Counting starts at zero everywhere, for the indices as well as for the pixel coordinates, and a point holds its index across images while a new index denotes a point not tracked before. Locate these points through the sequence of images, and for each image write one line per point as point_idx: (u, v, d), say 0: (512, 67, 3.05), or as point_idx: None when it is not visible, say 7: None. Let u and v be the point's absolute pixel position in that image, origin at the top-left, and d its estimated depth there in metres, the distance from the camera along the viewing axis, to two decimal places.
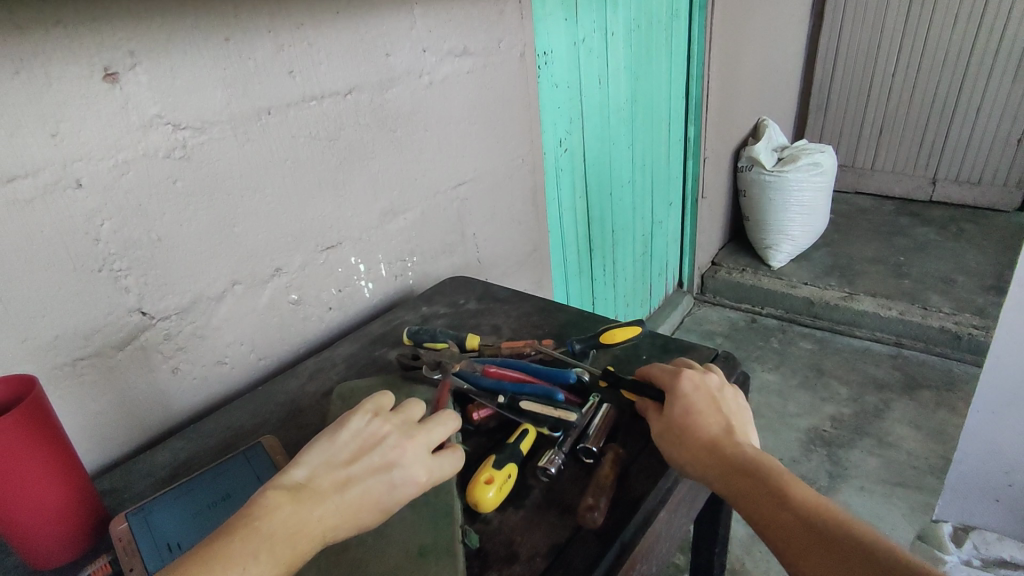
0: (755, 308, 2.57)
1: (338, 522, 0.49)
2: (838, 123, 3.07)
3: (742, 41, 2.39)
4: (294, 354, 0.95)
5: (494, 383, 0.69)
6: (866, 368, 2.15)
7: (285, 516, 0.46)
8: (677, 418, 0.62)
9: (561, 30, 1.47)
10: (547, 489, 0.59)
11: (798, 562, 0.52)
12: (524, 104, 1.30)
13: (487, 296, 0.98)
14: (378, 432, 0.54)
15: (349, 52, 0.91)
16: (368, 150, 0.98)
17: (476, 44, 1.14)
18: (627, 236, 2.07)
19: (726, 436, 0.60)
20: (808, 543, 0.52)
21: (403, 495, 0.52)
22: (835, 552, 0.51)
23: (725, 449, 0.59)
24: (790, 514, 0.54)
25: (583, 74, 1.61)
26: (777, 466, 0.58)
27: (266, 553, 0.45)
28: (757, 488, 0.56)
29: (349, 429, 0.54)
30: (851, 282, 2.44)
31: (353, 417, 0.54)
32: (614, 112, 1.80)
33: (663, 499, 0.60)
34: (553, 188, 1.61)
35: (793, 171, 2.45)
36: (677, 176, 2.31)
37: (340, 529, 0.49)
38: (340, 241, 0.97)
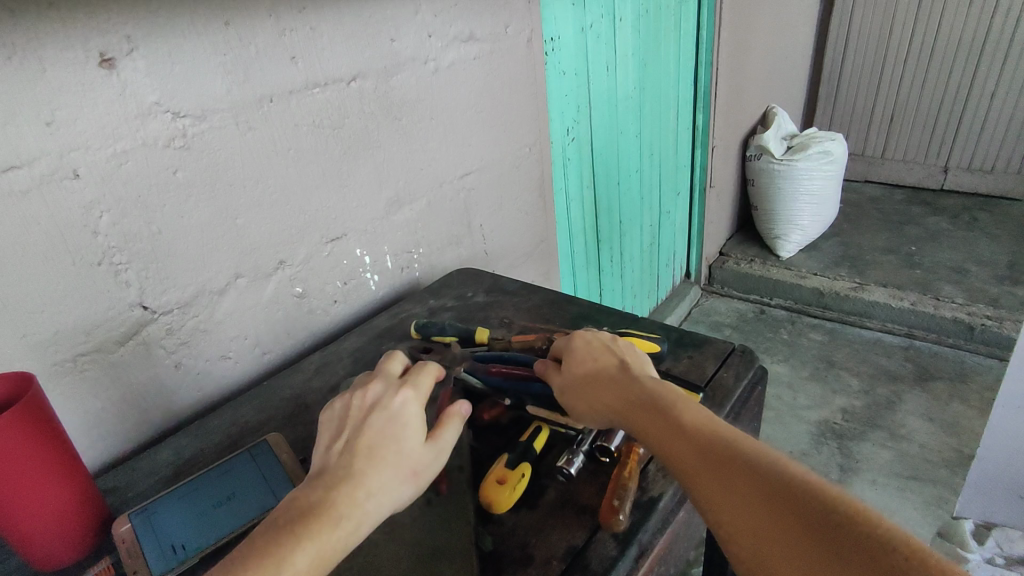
0: (763, 299, 2.54)
1: (362, 468, 0.48)
2: (848, 111, 3.02)
3: (752, 26, 2.34)
4: (299, 348, 0.93)
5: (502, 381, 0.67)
6: (877, 360, 2.12)
7: (300, 499, 0.46)
8: (579, 367, 0.62)
9: (569, 15, 1.44)
10: (563, 488, 0.57)
11: (696, 488, 0.50)
12: (531, 91, 1.27)
13: (495, 289, 0.96)
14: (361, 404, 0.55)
15: (352, 38, 0.88)
16: (373, 139, 0.95)
17: (482, 29, 1.11)
18: (634, 226, 2.04)
19: (622, 373, 0.60)
20: (701, 465, 0.50)
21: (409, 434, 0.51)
22: (727, 469, 0.49)
23: (622, 386, 0.58)
24: (681, 438, 0.52)
25: (591, 61, 1.58)
26: (670, 393, 0.56)
27: (301, 522, 0.44)
28: (652, 418, 0.55)
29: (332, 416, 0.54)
30: (862, 272, 2.40)
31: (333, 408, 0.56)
32: (621, 100, 1.77)
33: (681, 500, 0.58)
34: (560, 178, 1.58)
35: (802, 160, 2.42)
36: (684, 165, 2.27)
37: (363, 486, 0.47)
38: (345, 233, 0.95)
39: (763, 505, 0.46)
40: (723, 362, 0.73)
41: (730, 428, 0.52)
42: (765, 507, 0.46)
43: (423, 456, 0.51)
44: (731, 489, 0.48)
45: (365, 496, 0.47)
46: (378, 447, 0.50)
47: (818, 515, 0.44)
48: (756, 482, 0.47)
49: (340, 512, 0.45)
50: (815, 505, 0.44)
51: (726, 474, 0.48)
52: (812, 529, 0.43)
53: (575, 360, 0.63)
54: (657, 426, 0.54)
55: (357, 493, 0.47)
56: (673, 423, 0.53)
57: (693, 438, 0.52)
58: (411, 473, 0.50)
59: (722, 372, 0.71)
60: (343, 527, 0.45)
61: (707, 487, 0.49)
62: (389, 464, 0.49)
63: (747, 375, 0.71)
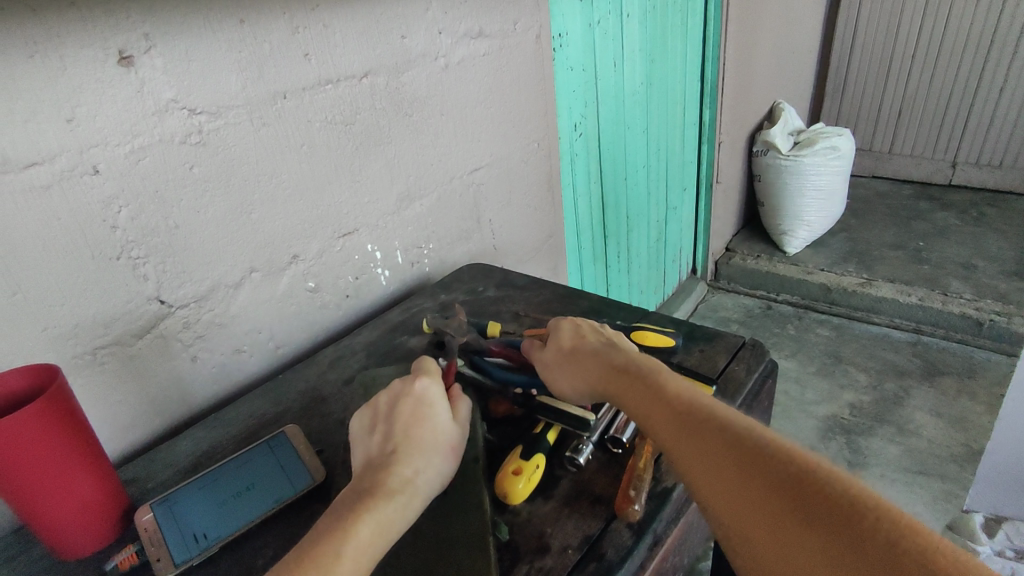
0: (770, 295, 2.53)
1: (406, 451, 0.53)
2: (855, 106, 3.01)
3: (759, 21, 2.34)
4: (312, 343, 0.94)
5: (504, 376, 0.68)
6: (884, 355, 2.12)
7: (349, 497, 0.49)
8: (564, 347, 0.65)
9: (577, 11, 1.44)
10: (576, 479, 0.58)
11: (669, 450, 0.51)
12: (540, 87, 1.28)
13: (505, 283, 0.97)
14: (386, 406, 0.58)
15: (365, 34, 0.89)
16: (384, 135, 0.96)
17: (492, 25, 1.11)
18: (641, 221, 2.05)
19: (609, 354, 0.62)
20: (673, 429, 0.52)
21: (438, 428, 0.56)
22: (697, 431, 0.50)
23: (603, 359, 0.61)
24: (656, 403, 0.54)
25: (598, 56, 1.58)
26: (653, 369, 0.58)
27: (361, 498, 0.48)
28: (636, 393, 0.56)
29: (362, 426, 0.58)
30: (869, 267, 2.40)
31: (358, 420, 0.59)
32: (629, 95, 1.77)
33: None
34: (567, 173, 1.58)
35: (809, 156, 2.42)
36: (691, 160, 2.27)
37: (405, 473, 0.51)
38: (357, 228, 0.95)
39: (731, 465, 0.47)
40: (735, 355, 0.73)
41: (713, 398, 0.53)
42: (733, 463, 0.47)
43: (454, 431, 0.56)
44: (701, 449, 0.49)
45: (412, 472, 0.52)
46: (413, 430, 0.55)
47: (796, 481, 0.44)
48: (733, 449, 0.48)
49: (393, 487, 0.50)
50: (792, 471, 0.45)
51: (704, 443, 0.49)
52: (789, 493, 0.44)
53: (563, 340, 0.66)
54: (640, 401, 0.56)
55: (403, 484, 0.51)
56: (655, 396, 0.55)
57: (673, 410, 0.53)
58: (448, 448, 0.55)
59: (733, 366, 0.72)
60: (399, 499, 0.49)
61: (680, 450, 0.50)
62: (427, 442, 0.54)
63: (758, 368, 0.72)
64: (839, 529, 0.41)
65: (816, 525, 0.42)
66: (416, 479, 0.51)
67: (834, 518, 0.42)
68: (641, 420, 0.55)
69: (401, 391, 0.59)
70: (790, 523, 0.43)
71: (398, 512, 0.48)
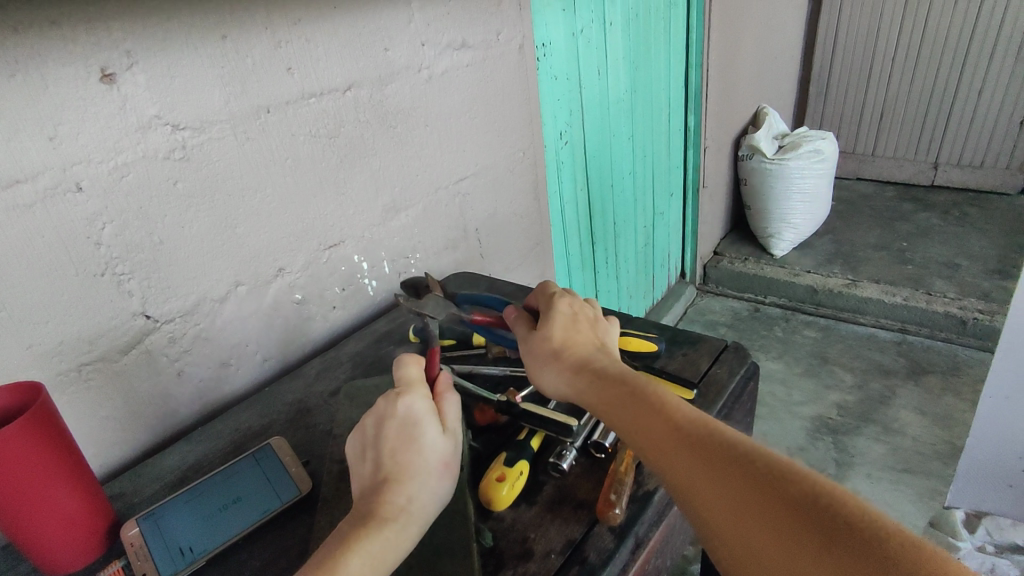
0: (758, 297, 2.56)
1: (396, 479, 0.52)
2: (838, 109, 3.06)
3: (741, 27, 2.37)
4: (300, 354, 0.94)
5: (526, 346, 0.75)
6: (870, 355, 2.15)
7: (342, 534, 0.49)
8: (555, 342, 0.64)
9: (560, 21, 1.46)
10: (560, 485, 0.59)
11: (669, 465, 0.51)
12: (524, 96, 1.29)
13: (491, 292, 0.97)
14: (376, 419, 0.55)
15: (348, 48, 0.90)
16: (369, 147, 0.97)
17: (475, 36, 1.12)
18: (628, 227, 2.06)
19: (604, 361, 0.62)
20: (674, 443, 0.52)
21: (430, 448, 0.54)
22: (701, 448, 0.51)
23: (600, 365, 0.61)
24: (657, 417, 0.54)
25: (582, 65, 1.60)
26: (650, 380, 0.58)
27: (353, 535, 0.48)
28: (633, 398, 0.57)
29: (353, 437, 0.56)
30: (854, 269, 2.43)
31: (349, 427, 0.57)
32: (613, 102, 1.79)
33: None
34: (554, 181, 1.60)
35: (794, 159, 2.45)
36: (677, 166, 2.30)
37: (397, 504, 0.51)
38: (343, 239, 0.96)
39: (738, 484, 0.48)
40: (717, 358, 0.74)
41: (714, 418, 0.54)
42: (741, 483, 0.48)
43: (446, 448, 0.54)
44: (704, 468, 0.50)
45: (406, 500, 0.51)
46: (401, 455, 0.53)
47: (803, 504, 0.45)
48: (741, 471, 0.48)
49: (385, 519, 0.49)
50: (798, 495, 0.46)
51: (710, 462, 0.49)
52: (791, 510, 0.45)
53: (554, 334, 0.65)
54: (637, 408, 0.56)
55: (396, 517, 0.50)
56: (654, 407, 0.55)
57: (676, 422, 0.53)
58: (441, 467, 0.54)
59: (716, 368, 0.73)
60: (391, 531, 0.49)
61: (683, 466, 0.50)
62: (417, 467, 0.52)
63: (740, 370, 0.73)
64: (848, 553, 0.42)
65: (824, 548, 0.43)
66: (410, 508, 0.51)
67: (832, 535, 0.43)
68: (638, 431, 0.54)
69: (385, 407, 0.55)
70: (787, 538, 0.44)
71: (392, 548, 0.49)
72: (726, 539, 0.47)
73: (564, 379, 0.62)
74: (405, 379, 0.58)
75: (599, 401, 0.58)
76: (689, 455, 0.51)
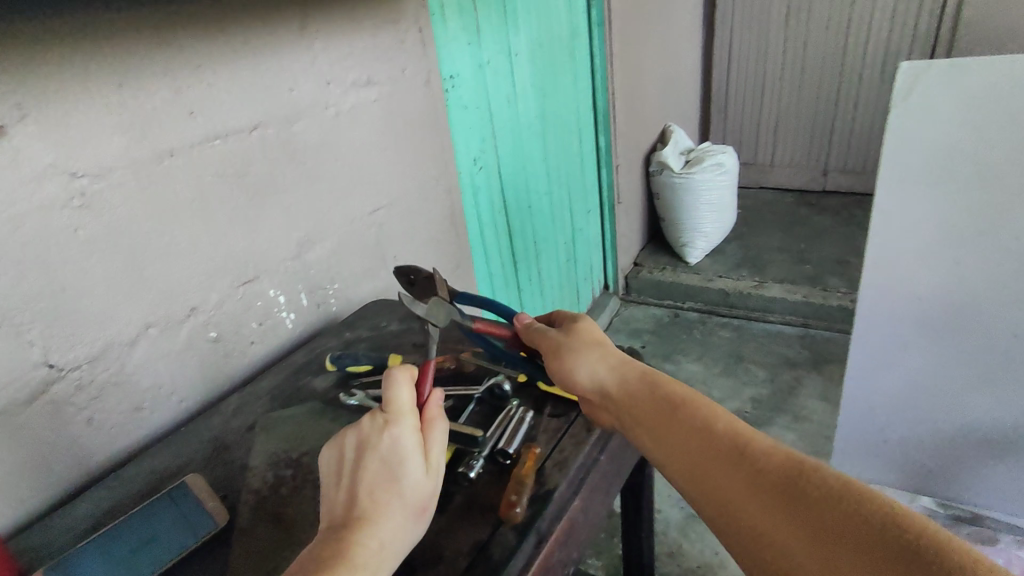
0: (676, 304, 2.71)
1: (373, 516, 0.54)
2: (738, 125, 3.30)
3: (642, 53, 2.54)
4: (218, 392, 0.95)
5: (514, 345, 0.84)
6: (779, 350, 2.32)
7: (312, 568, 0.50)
8: (585, 366, 0.72)
9: (466, 54, 1.53)
10: (467, 492, 0.63)
11: (702, 470, 0.59)
12: (433, 127, 1.35)
13: (408, 316, 1.01)
14: (363, 448, 0.57)
15: (251, 90, 0.93)
16: (279, 184, 0.99)
17: (380, 73, 1.17)
18: (549, 245, 2.15)
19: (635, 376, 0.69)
20: (703, 451, 0.60)
21: (410, 486, 0.56)
22: (726, 455, 0.58)
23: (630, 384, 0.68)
24: (686, 429, 0.62)
25: (491, 94, 1.68)
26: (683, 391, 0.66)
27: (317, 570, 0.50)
28: (663, 414, 0.64)
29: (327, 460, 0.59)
30: (760, 271, 2.62)
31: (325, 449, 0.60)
32: (525, 128, 1.88)
33: (577, 489, 0.65)
34: (471, 205, 1.66)
35: (699, 173, 2.63)
36: (592, 184, 2.42)
37: (371, 542, 0.53)
38: (257, 275, 0.98)
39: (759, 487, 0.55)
40: None
41: (740, 427, 0.60)
42: (763, 486, 0.54)
43: (425, 490, 0.57)
44: (731, 473, 0.57)
45: (378, 541, 0.53)
46: (381, 494, 0.55)
47: (817, 497, 0.52)
48: (763, 476, 0.55)
49: (357, 562, 0.51)
50: (812, 489, 0.52)
51: (735, 469, 0.57)
52: (808, 503, 0.52)
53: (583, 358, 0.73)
54: (666, 420, 0.64)
55: (367, 555, 0.52)
56: (687, 420, 0.62)
57: (701, 431, 0.61)
58: (417, 507, 0.56)
59: None
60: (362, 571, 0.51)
61: (714, 472, 0.58)
62: (394, 507, 0.55)
63: None
64: (858, 536, 0.48)
65: (835, 534, 0.49)
66: (382, 546, 0.53)
67: (840, 522, 0.49)
68: (673, 443, 0.62)
69: (376, 439, 0.57)
70: (803, 527, 0.51)
71: None
72: (742, 534, 0.54)
73: (594, 397, 0.70)
74: (397, 405, 0.60)
75: (631, 414, 0.67)
76: (714, 460, 0.58)
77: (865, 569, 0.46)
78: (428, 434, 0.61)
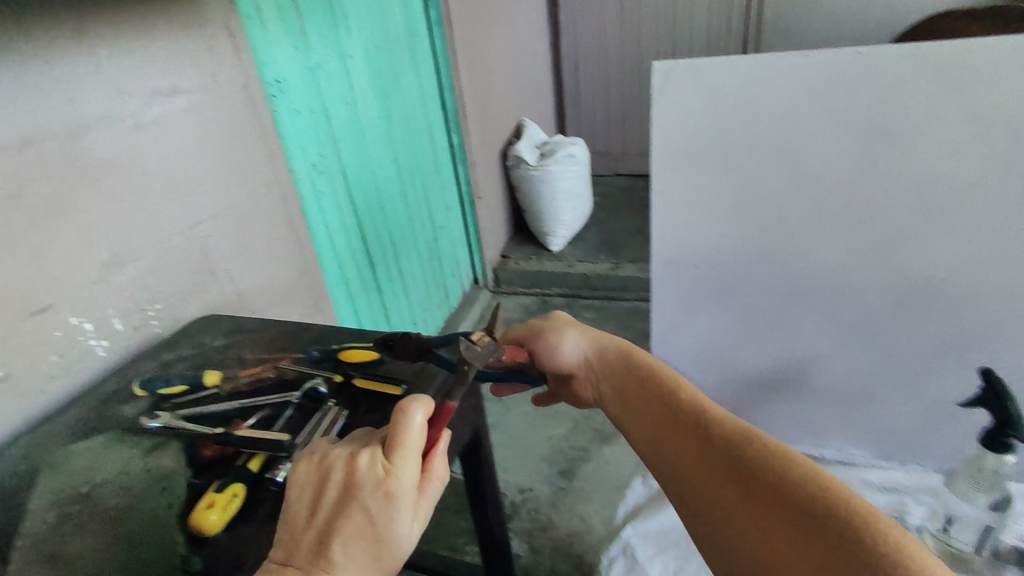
0: (543, 291, 2.83)
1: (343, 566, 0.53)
2: (589, 117, 3.50)
3: (487, 52, 2.61)
4: (14, 435, 0.86)
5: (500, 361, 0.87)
6: (635, 325, 2.51)
7: None
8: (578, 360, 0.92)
9: (292, 58, 1.50)
10: (277, 496, 0.64)
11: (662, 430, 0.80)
12: (258, 133, 1.31)
13: (234, 330, 0.99)
14: (356, 481, 0.56)
15: (19, 103, 0.85)
16: (69, 204, 0.92)
17: (187, 80, 1.12)
18: (409, 244, 2.17)
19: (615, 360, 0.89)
20: (664, 418, 0.80)
21: (390, 541, 0.55)
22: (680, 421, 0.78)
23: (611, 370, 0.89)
24: (651, 402, 0.83)
25: (326, 97, 1.65)
26: (651, 367, 0.86)
27: None
28: (634, 392, 0.85)
29: (302, 476, 0.59)
30: (616, 253, 2.81)
31: (300, 465, 0.59)
32: (369, 129, 1.88)
33: None
34: (316, 211, 1.64)
35: (553, 165, 2.77)
36: (449, 181, 2.46)
37: None
38: (52, 303, 0.90)
39: (699, 446, 0.75)
40: None
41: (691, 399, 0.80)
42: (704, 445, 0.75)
43: (404, 553, 0.56)
44: (680, 437, 0.78)
45: None
46: (359, 544, 0.54)
47: (742, 452, 0.71)
48: (703, 439, 0.75)
49: None
50: (739, 447, 0.72)
51: (684, 435, 0.77)
52: (735, 455, 0.72)
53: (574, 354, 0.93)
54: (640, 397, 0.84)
55: None
56: (652, 394, 0.83)
57: (664, 403, 0.81)
58: (391, 564, 0.56)
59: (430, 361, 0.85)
60: None
61: (668, 434, 0.79)
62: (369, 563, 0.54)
63: None
64: (765, 478, 0.68)
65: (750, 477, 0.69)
66: None
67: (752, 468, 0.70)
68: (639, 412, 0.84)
69: (370, 478, 0.56)
70: (728, 472, 0.72)
71: None
72: (689, 476, 0.75)
73: (586, 378, 0.92)
74: (403, 447, 0.58)
75: (615, 391, 0.88)
76: (675, 432, 0.78)
77: (768, 500, 0.67)
78: (425, 485, 0.60)
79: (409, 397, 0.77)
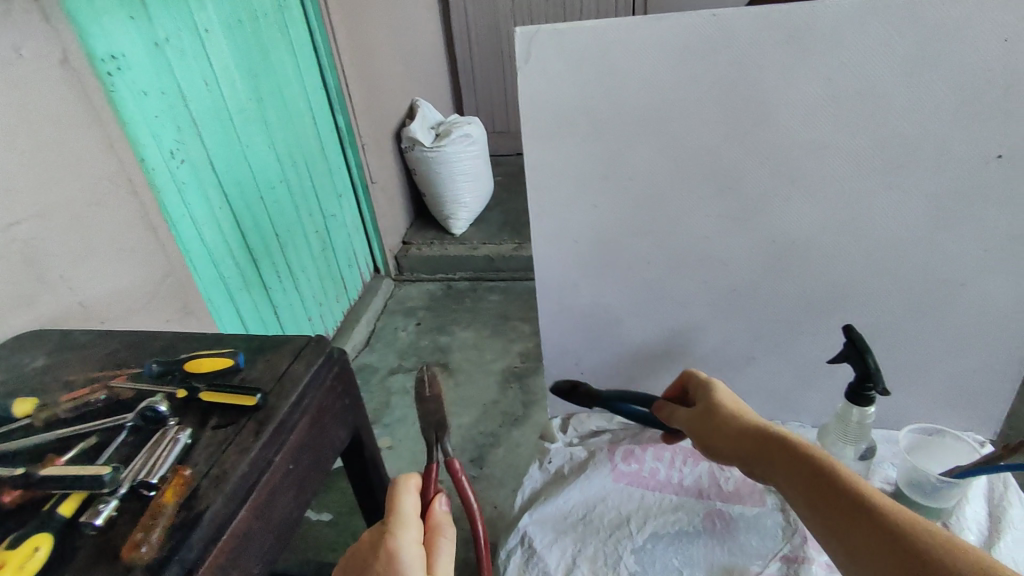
0: (447, 275, 2.76)
1: None
2: (486, 96, 3.42)
3: (370, 27, 2.47)
4: None
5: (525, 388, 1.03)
6: None
7: None
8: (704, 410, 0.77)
9: (130, 31, 1.32)
10: (94, 542, 0.55)
11: (795, 492, 0.63)
12: (88, 118, 1.14)
13: (62, 346, 0.85)
14: (364, 561, 0.57)
15: None
16: None
17: None
18: (295, 236, 2.02)
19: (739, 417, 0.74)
20: (801, 478, 0.63)
21: None
22: (821, 483, 0.61)
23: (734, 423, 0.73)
24: (782, 460, 0.66)
25: (179, 77, 1.48)
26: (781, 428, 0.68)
27: None
28: (767, 449, 0.68)
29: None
30: (519, 233, 2.78)
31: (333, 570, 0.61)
32: (237, 112, 1.71)
33: (242, 501, 0.61)
34: (178, 205, 1.47)
35: (449, 145, 2.68)
36: (338, 167, 2.32)
37: None
38: None
39: (857, 520, 0.57)
40: (298, 355, 0.79)
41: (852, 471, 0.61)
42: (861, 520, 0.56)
43: None
44: (833, 507, 0.59)
45: None
46: None
47: (922, 544, 0.52)
48: (864, 515, 0.56)
49: None
50: (909, 534, 0.53)
51: (836, 503, 0.59)
52: (896, 539, 0.53)
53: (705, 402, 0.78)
54: (752, 448, 0.69)
55: None
56: (782, 449, 0.66)
57: (783, 454, 0.65)
58: None
59: (294, 365, 0.77)
60: None
61: (809, 499, 0.61)
62: None
63: (319, 361, 0.78)
64: None
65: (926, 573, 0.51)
66: None
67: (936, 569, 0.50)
68: (773, 472, 0.67)
69: (373, 551, 0.57)
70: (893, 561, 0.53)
71: None
72: (837, 554, 0.57)
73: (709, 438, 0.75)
74: (400, 516, 0.61)
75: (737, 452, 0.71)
76: (817, 499, 0.60)
77: None
78: (433, 548, 0.61)
79: (267, 407, 0.70)
